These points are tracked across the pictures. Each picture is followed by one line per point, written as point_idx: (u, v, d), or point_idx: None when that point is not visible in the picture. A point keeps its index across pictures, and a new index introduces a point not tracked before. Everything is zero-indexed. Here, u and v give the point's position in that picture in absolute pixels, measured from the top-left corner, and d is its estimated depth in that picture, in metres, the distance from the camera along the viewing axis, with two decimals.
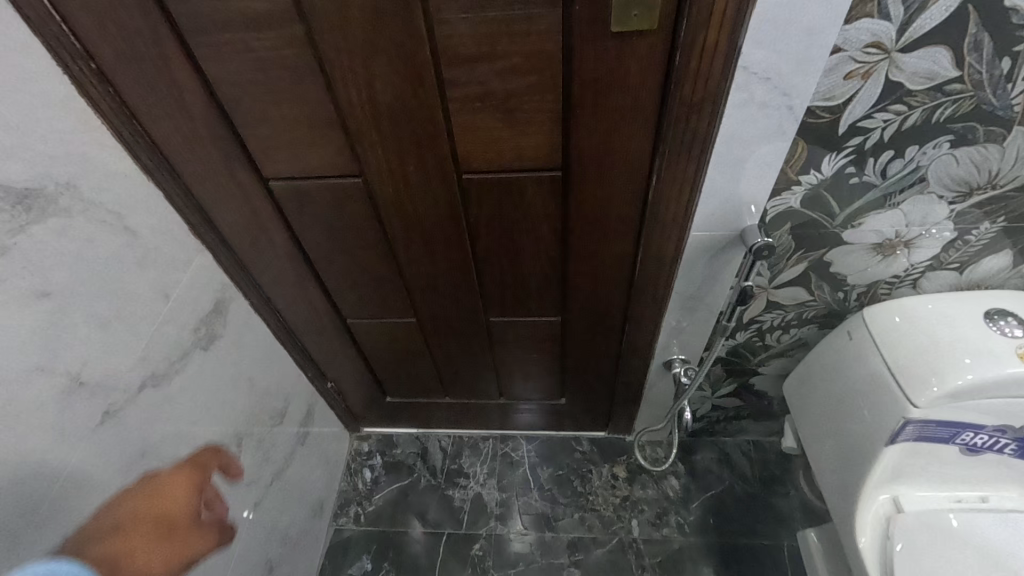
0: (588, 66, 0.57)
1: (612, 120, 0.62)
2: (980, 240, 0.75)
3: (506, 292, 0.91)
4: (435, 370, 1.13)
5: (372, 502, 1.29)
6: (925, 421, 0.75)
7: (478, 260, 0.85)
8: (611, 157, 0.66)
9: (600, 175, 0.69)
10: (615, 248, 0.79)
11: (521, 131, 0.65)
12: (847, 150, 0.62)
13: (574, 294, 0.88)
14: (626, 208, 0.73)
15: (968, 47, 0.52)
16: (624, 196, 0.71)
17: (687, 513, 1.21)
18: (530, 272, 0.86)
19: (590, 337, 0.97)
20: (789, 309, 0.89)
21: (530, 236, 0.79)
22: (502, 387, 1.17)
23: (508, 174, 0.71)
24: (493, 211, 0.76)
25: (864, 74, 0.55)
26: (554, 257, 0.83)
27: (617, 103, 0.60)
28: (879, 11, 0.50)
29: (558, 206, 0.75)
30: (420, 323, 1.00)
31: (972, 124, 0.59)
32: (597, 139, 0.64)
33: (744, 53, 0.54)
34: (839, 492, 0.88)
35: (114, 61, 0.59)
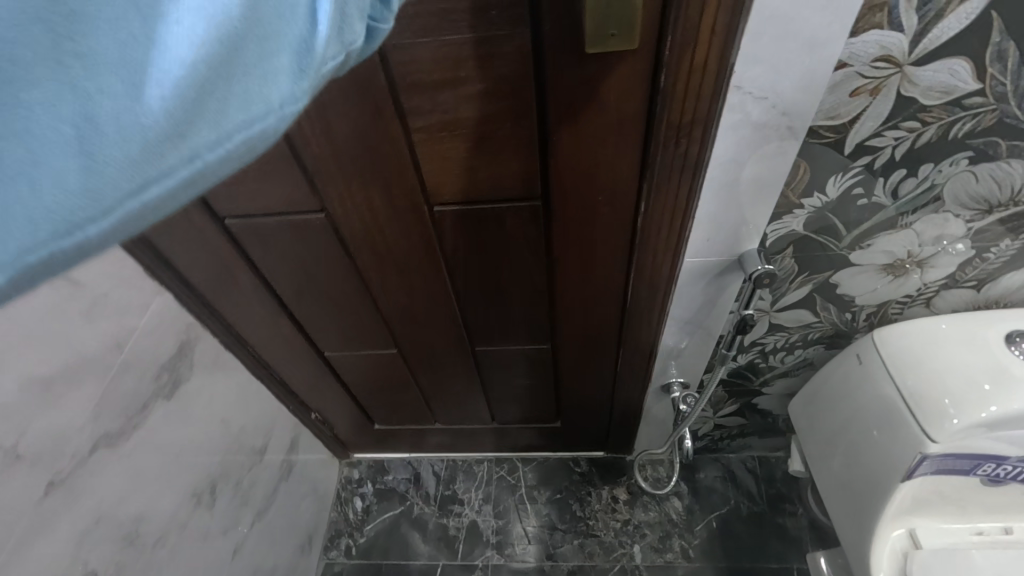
0: (563, 90, 0.51)
1: (594, 145, 0.56)
2: (1000, 257, 0.69)
3: (491, 321, 0.85)
4: (423, 398, 1.08)
5: (363, 533, 1.25)
6: (944, 455, 0.69)
7: (459, 290, 0.79)
8: (596, 184, 0.60)
9: (585, 201, 0.63)
10: (605, 275, 0.73)
11: (495, 159, 0.59)
12: (854, 170, 0.57)
13: (564, 321, 0.82)
14: (615, 235, 0.67)
15: (991, 58, 0.46)
16: (613, 223, 0.65)
17: (691, 537, 1.16)
18: (515, 301, 0.81)
19: (583, 363, 0.92)
20: (793, 331, 0.84)
21: (513, 265, 0.74)
22: (494, 412, 1.12)
23: (484, 204, 0.65)
24: (472, 241, 0.70)
25: (873, 90, 0.49)
26: (540, 284, 0.77)
27: (599, 127, 0.55)
28: (889, 21, 0.44)
29: (541, 235, 0.69)
30: (404, 353, 0.94)
31: (994, 139, 0.53)
32: (580, 166, 0.59)
33: (737, 72, 0.48)
34: (851, 523, 0.82)
35: None
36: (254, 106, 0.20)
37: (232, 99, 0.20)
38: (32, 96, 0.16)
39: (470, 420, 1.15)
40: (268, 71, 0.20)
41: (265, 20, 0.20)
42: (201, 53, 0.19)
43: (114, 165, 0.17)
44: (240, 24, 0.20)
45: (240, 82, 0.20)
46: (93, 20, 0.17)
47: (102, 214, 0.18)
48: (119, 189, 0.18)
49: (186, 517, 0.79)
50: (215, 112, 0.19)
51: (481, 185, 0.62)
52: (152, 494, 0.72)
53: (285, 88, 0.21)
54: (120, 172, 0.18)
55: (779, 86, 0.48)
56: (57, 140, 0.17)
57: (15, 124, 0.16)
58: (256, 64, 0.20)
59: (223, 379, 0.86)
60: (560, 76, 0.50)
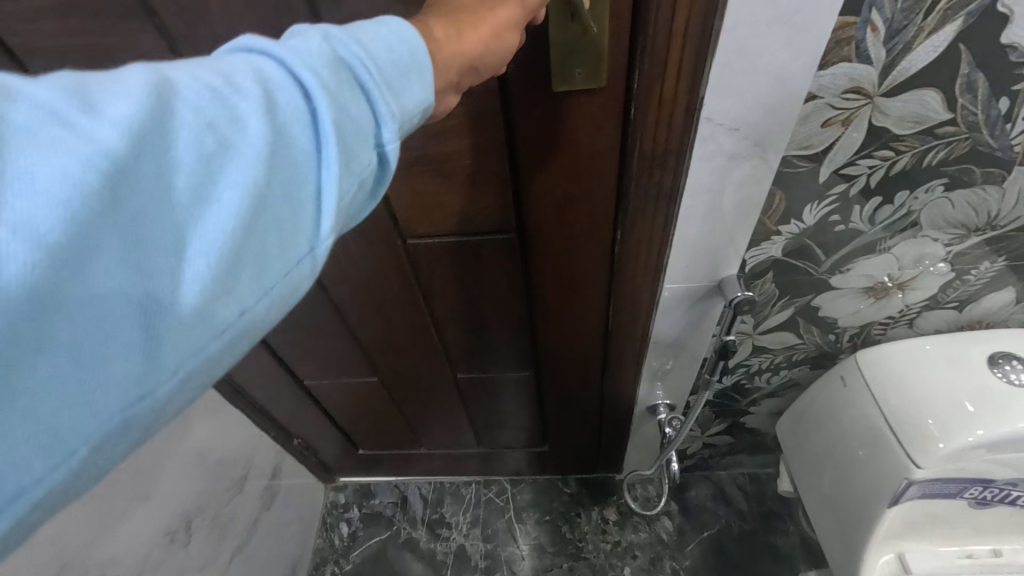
0: (531, 124, 0.50)
1: (567, 179, 0.56)
2: (980, 279, 0.68)
3: (472, 349, 0.84)
4: (407, 423, 1.06)
5: (350, 559, 1.22)
6: (930, 480, 0.68)
7: (438, 319, 0.78)
8: (571, 216, 0.60)
9: (561, 231, 0.62)
10: (585, 304, 0.72)
11: (468, 193, 0.59)
12: (830, 198, 0.56)
13: (545, 349, 0.81)
14: (594, 265, 0.66)
15: (961, 88, 0.45)
16: (591, 254, 0.64)
17: (682, 557, 1.15)
18: (496, 328, 0.79)
19: (568, 389, 0.91)
20: (777, 353, 0.83)
21: (491, 294, 0.73)
22: (480, 435, 1.11)
23: (460, 237, 0.64)
24: (448, 272, 0.69)
25: (845, 120, 0.48)
26: (520, 313, 0.76)
27: (570, 161, 0.54)
28: (858, 54, 0.43)
29: (518, 266, 0.68)
30: (385, 381, 0.93)
31: (968, 167, 0.52)
32: (555, 199, 0.58)
33: (708, 104, 0.47)
34: (841, 547, 0.81)
35: None
36: (287, 258, 0.23)
37: (270, 257, 0.22)
38: (104, 291, 0.19)
39: (456, 443, 1.14)
40: (299, 225, 0.23)
41: (292, 180, 0.23)
42: (240, 223, 0.21)
43: (175, 337, 0.20)
44: (272, 189, 0.22)
45: (277, 240, 0.23)
46: (148, 210, 0.20)
47: (172, 378, 0.21)
48: (183, 355, 0.21)
49: (159, 555, 0.77)
50: (256, 273, 0.22)
51: (454, 215, 0.61)
52: (120, 536, 0.69)
53: (314, 235, 0.24)
54: (180, 341, 0.20)
55: (750, 118, 0.48)
56: (116, 317, 0.19)
57: (86, 316, 0.19)
58: (288, 220, 0.23)
59: (199, 411, 0.84)
60: (527, 110, 0.49)
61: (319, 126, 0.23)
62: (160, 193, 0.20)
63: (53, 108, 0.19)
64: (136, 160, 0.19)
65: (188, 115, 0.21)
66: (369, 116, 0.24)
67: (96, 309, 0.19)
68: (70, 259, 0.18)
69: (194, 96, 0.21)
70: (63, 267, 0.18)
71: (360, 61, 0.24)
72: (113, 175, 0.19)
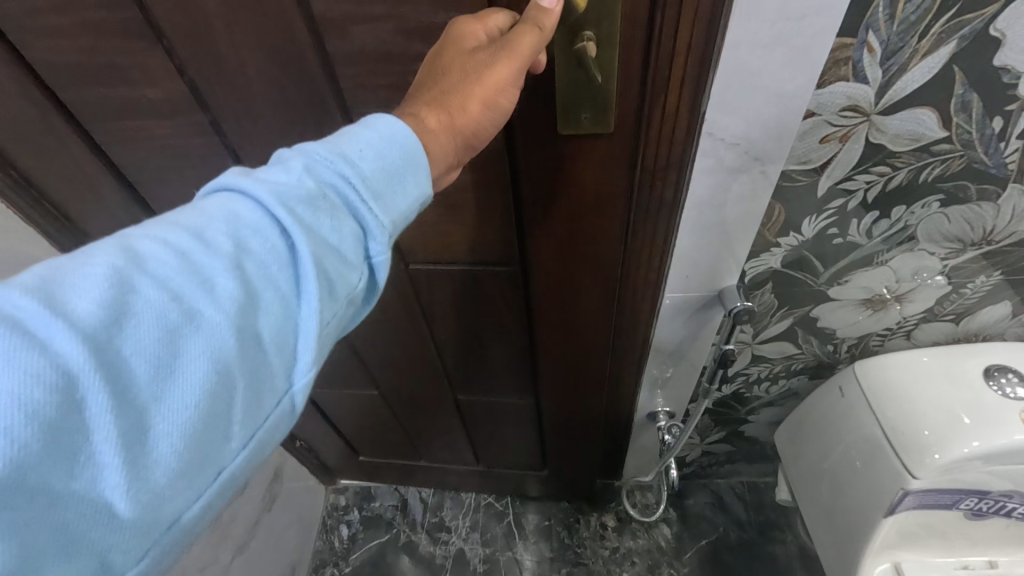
0: (533, 147, 0.51)
1: (572, 213, 0.57)
2: (977, 292, 0.69)
3: (471, 371, 0.86)
4: (407, 433, 1.07)
5: (349, 562, 1.23)
6: (926, 491, 0.69)
7: (439, 343, 0.81)
8: (575, 249, 0.61)
9: (563, 259, 0.62)
10: (589, 334, 0.73)
11: (471, 226, 0.61)
12: (828, 211, 0.57)
13: (547, 374, 0.82)
14: (599, 294, 0.67)
15: (955, 108, 0.47)
16: (596, 285, 0.65)
17: (680, 565, 1.15)
18: (495, 346, 0.80)
19: (569, 416, 0.92)
20: (776, 363, 0.84)
21: (493, 320, 0.75)
22: (479, 453, 1.11)
23: (463, 267, 0.67)
24: (449, 298, 0.72)
25: (842, 137, 0.49)
26: (521, 341, 0.78)
27: (573, 196, 0.55)
28: (855, 74, 0.45)
29: (518, 296, 0.71)
30: (384, 397, 0.95)
31: (964, 183, 0.54)
32: (559, 235, 0.59)
33: (709, 119, 0.48)
34: (838, 556, 0.82)
35: (16, 146, 0.56)
36: (266, 396, 0.28)
37: (250, 398, 0.27)
38: (90, 467, 0.23)
39: (454, 457, 1.14)
40: (274, 364, 0.28)
41: (261, 329, 0.28)
42: (215, 377, 0.26)
43: (167, 493, 0.25)
44: (246, 340, 0.27)
45: (255, 381, 0.27)
46: (128, 389, 0.24)
47: (169, 526, 0.25)
48: (178, 503, 0.25)
49: None
50: (236, 416, 0.27)
51: (458, 231, 0.62)
52: None
53: (286, 370, 0.29)
54: (172, 492, 0.25)
55: (750, 134, 0.49)
56: (101, 493, 0.23)
57: (79, 492, 0.22)
58: (265, 361, 0.28)
59: None
60: (529, 135, 0.50)
61: (294, 266, 0.29)
62: (131, 372, 0.24)
63: (31, 321, 0.23)
64: (114, 338, 0.24)
65: (158, 288, 0.26)
66: (337, 241, 0.30)
67: (87, 484, 0.23)
68: (57, 452, 0.22)
69: (165, 268, 0.26)
70: (48, 461, 0.22)
71: (334, 191, 0.31)
72: (98, 356, 0.23)
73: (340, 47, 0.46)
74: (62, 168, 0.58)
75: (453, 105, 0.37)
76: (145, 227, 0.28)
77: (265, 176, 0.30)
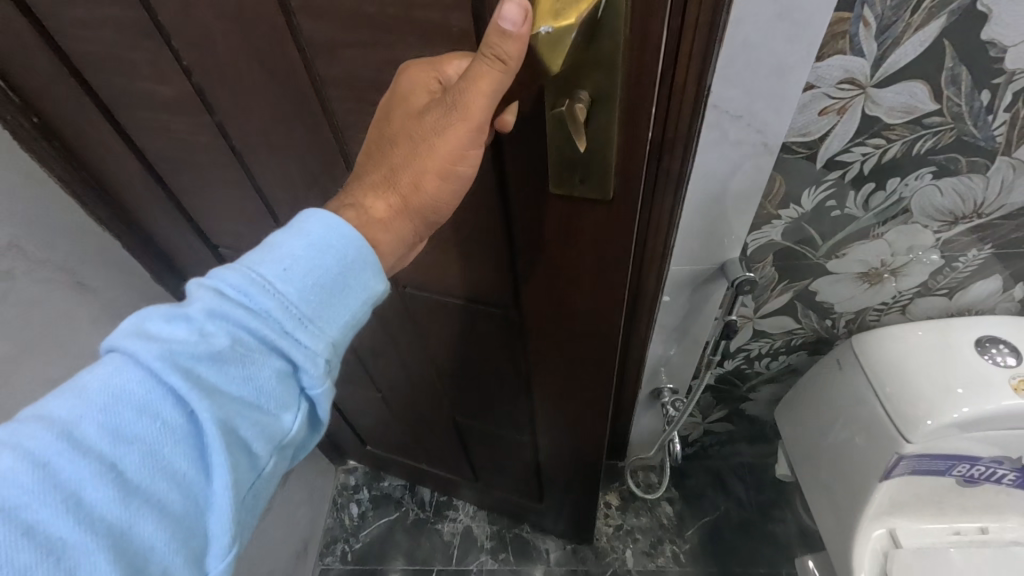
0: (519, 163, 0.47)
1: (562, 249, 0.54)
2: (969, 266, 0.73)
3: (465, 392, 0.88)
4: (411, 431, 1.07)
5: (359, 539, 1.26)
6: (919, 455, 0.73)
7: (435, 364, 0.84)
8: (566, 285, 0.58)
9: (554, 291, 0.60)
10: (585, 373, 0.70)
11: (464, 266, 0.63)
12: (826, 183, 0.60)
13: (540, 405, 0.80)
14: (594, 332, 0.64)
15: (946, 81, 0.50)
16: (592, 322, 0.62)
17: (682, 542, 1.19)
18: (490, 365, 0.78)
19: (570, 456, 0.88)
20: (776, 338, 0.87)
21: (487, 347, 0.75)
22: (478, 470, 1.11)
23: (457, 298, 0.69)
24: (444, 324, 0.74)
25: (839, 109, 0.53)
26: (515, 374, 0.77)
27: (561, 233, 0.53)
28: (852, 47, 0.48)
29: (511, 332, 0.70)
30: (385, 399, 1.00)
31: (954, 156, 0.57)
32: (550, 266, 0.57)
33: (715, 92, 0.51)
34: (835, 524, 0.85)
35: (56, 121, 0.59)
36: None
37: None
38: None
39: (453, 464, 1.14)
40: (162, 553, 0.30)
41: (142, 524, 0.29)
42: None
43: None
44: (127, 541, 0.29)
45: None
46: None
47: None
48: None
49: None
50: None
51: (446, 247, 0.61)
52: None
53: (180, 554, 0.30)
54: None
55: (753, 107, 0.52)
56: None
57: None
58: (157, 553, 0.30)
59: None
60: (517, 158, 0.47)
61: (193, 441, 0.31)
62: None
63: None
64: None
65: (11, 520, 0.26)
66: (242, 398, 0.32)
67: None
68: None
69: (21, 488, 0.27)
70: None
71: (244, 338, 0.33)
72: None
73: (329, 68, 0.45)
74: (96, 146, 0.62)
75: (403, 186, 0.41)
76: (10, 430, 0.29)
77: (157, 332, 0.32)
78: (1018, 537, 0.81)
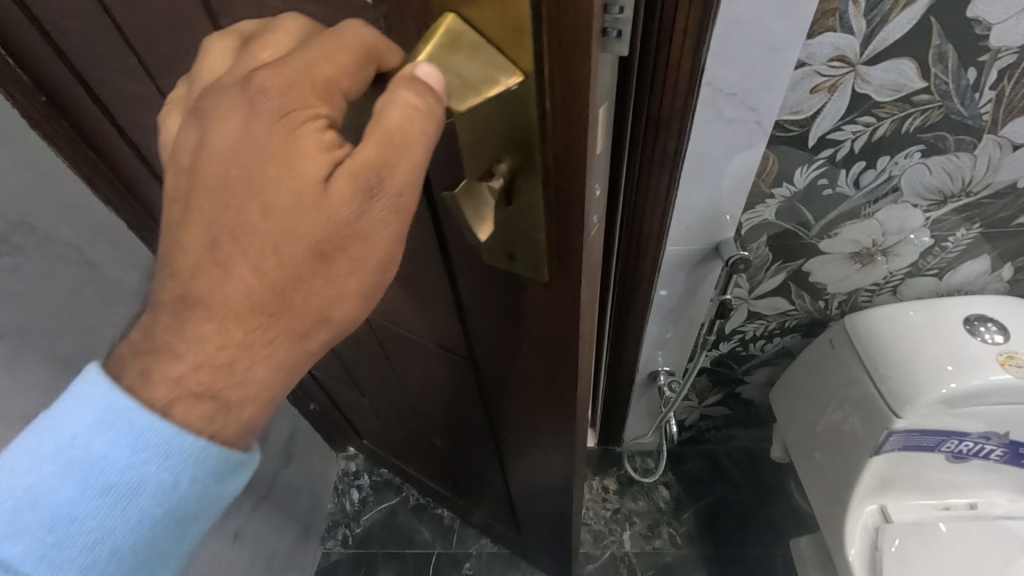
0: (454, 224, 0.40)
1: (509, 326, 0.47)
2: (958, 246, 0.74)
3: (440, 419, 0.84)
4: (401, 439, 1.06)
5: (360, 523, 1.28)
6: (909, 431, 0.75)
7: (410, 388, 0.80)
8: (518, 361, 0.51)
9: (508, 363, 0.53)
10: (541, 445, 0.64)
11: (423, 310, 0.56)
12: (819, 162, 0.62)
13: (507, 453, 0.76)
14: (548, 414, 0.57)
15: (933, 59, 0.51)
16: (544, 405, 0.55)
17: (679, 524, 1.21)
18: (459, 406, 0.73)
19: (539, 505, 0.84)
20: (771, 319, 0.89)
21: (453, 389, 0.70)
22: (460, 489, 1.09)
23: (419, 338, 0.63)
24: (413, 357, 0.69)
25: (830, 87, 0.54)
26: (482, 421, 0.73)
27: (506, 309, 0.45)
28: (842, 25, 0.49)
29: (473, 382, 0.64)
30: (372, 404, 0.99)
31: (943, 134, 0.58)
32: (499, 339, 0.50)
33: (709, 71, 0.53)
34: (826, 500, 0.87)
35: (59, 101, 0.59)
36: None
37: None
38: None
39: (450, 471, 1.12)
40: None
41: None
42: None
43: None
44: None
45: None
46: None
47: None
48: None
49: None
50: None
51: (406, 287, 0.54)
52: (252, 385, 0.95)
53: None
54: None
55: (746, 85, 0.54)
56: None
57: None
58: None
59: None
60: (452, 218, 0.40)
61: None
62: None
63: None
64: None
65: None
66: None
67: None
68: None
69: None
70: None
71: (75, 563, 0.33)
72: None
73: None
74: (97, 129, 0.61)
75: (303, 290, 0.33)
76: None
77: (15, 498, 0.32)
78: (1005, 512, 0.83)
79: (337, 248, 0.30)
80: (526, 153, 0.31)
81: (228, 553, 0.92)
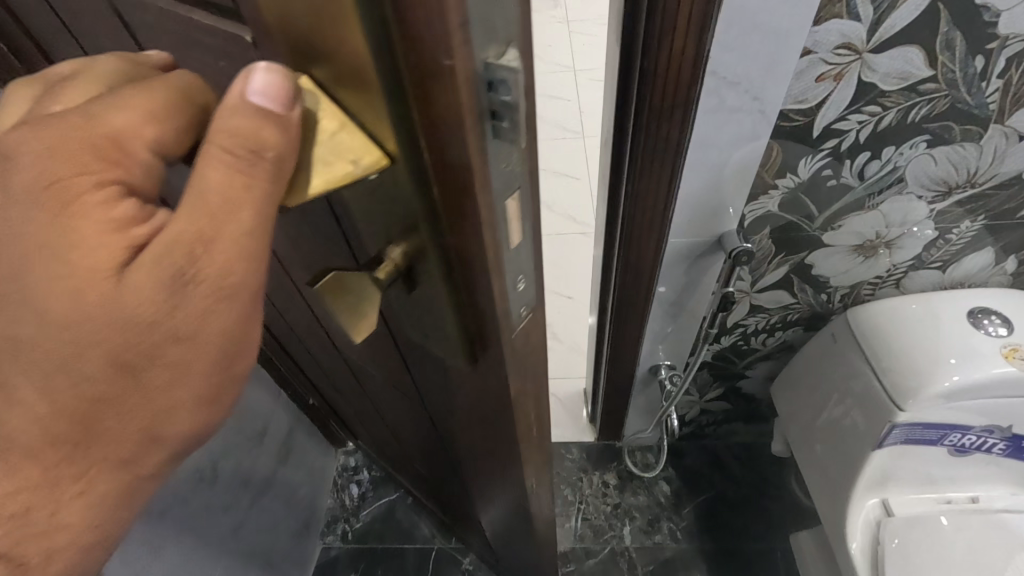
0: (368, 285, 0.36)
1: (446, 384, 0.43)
2: (962, 238, 0.74)
3: (409, 441, 0.81)
4: (382, 447, 1.04)
5: (359, 518, 1.27)
6: (911, 424, 0.75)
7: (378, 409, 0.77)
8: (462, 415, 0.48)
9: (453, 414, 0.50)
10: (496, 488, 0.62)
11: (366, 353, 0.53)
12: (823, 152, 0.61)
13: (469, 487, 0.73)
14: (497, 467, 0.54)
15: (941, 46, 0.51)
16: (491, 458, 0.52)
17: (679, 519, 1.21)
18: (420, 436, 0.71)
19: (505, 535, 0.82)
20: (773, 312, 0.88)
21: (413, 421, 0.67)
22: (439, 504, 1.07)
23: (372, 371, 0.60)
24: (373, 386, 0.66)
25: (836, 75, 0.53)
26: (443, 453, 0.70)
27: (440, 368, 0.42)
28: (849, 11, 0.48)
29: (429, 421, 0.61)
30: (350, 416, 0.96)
31: (949, 123, 0.58)
32: (440, 392, 0.47)
33: (713, 58, 0.52)
34: (828, 494, 0.87)
35: None
36: None
37: None
38: None
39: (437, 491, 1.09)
40: None
41: None
42: None
43: None
44: None
45: None
46: None
47: None
48: None
49: (188, 491, 0.83)
50: None
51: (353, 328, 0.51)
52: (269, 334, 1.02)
53: None
54: None
55: (750, 74, 0.53)
56: None
57: None
58: None
59: None
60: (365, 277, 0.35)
61: None
62: None
63: None
64: None
65: None
66: None
67: None
68: None
69: None
70: None
71: None
72: None
73: None
74: None
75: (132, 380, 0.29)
76: None
77: None
78: (1007, 506, 0.82)
79: (149, 360, 0.28)
80: (416, 239, 0.28)
81: (225, 549, 0.92)
